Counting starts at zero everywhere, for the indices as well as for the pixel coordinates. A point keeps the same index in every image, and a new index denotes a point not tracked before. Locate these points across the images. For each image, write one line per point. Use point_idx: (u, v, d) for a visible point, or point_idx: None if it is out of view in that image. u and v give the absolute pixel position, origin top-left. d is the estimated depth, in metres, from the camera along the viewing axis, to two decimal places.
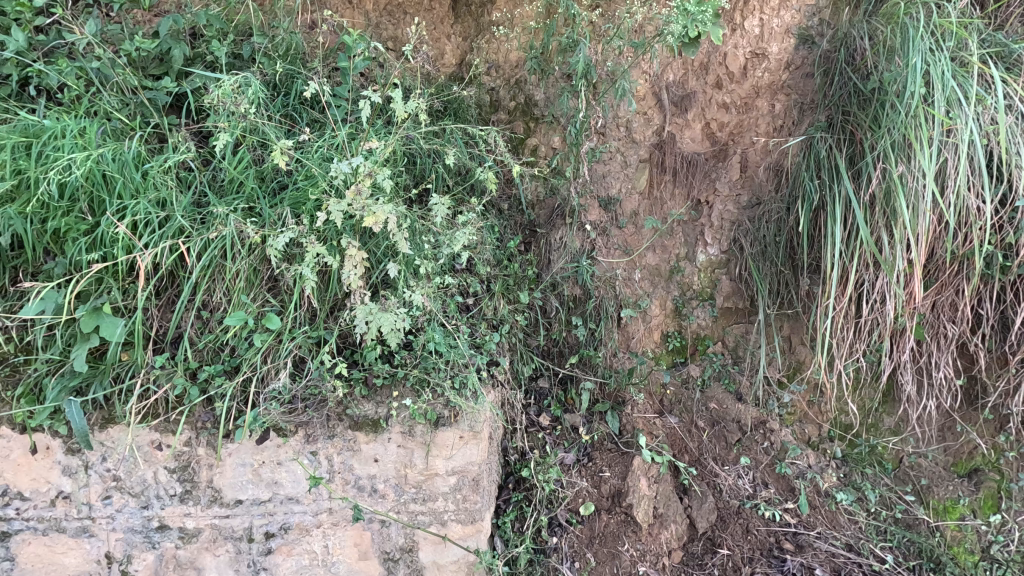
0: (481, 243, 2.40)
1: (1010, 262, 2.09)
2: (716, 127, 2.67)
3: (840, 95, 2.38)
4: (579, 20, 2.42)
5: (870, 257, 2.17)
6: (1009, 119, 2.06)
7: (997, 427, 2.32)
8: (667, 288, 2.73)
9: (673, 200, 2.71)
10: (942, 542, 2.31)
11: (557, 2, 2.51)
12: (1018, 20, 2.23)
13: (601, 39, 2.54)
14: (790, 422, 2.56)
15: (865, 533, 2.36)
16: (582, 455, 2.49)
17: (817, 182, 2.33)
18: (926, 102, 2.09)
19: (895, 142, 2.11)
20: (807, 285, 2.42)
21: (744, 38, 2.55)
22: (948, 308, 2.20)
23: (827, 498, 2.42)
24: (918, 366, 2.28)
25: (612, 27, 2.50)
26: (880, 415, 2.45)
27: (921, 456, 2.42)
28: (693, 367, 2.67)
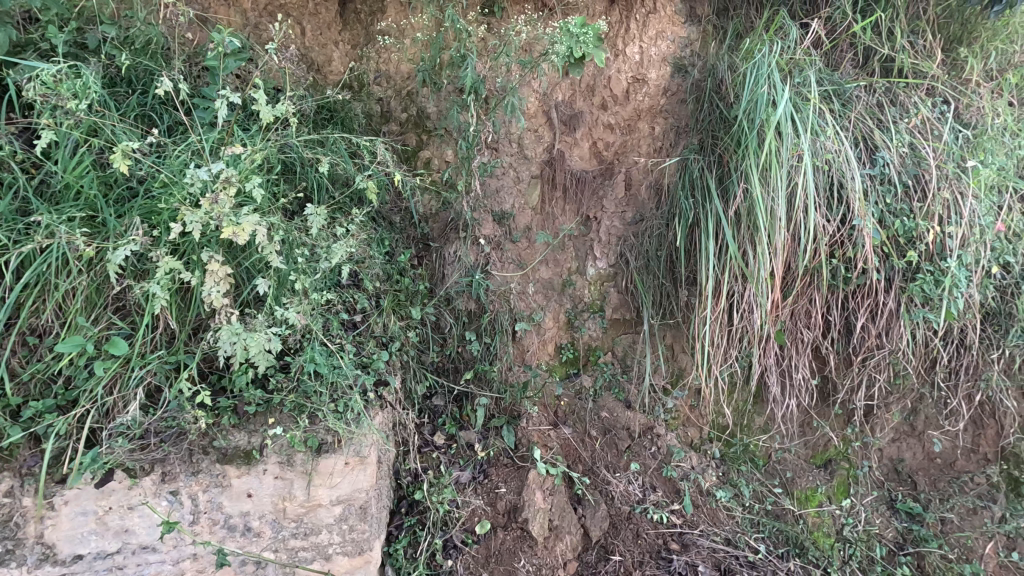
0: (370, 258, 2.31)
1: (851, 273, 2.35)
2: (602, 147, 2.82)
3: (708, 121, 2.59)
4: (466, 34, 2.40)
5: (738, 270, 2.37)
6: (844, 147, 2.32)
7: (845, 421, 2.59)
8: (559, 301, 2.80)
9: (563, 215, 2.81)
10: (804, 529, 2.52)
11: (443, 15, 2.50)
12: (848, 63, 2.56)
13: (489, 55, 2.58)
14: (674, 426, 2.69)
15: (741, 526, 2.51)
16: (477, 472, 2.47)
17: (692, 200, 2.51)
18: (780, 130, 2.30)
19: (755, 164, 2.32)
20: (686, 297, 2.58)
21: (626, 64, 2.71)
22: (803, 315, 2.44)
23: (708, 496, 2.57)
24: (781, 369, 2.50)
25: (499, 44, 2.54)
26: (751, 415, 2.65)
27: (786, 451, 2.64)
28: (587, 377, 2.74)
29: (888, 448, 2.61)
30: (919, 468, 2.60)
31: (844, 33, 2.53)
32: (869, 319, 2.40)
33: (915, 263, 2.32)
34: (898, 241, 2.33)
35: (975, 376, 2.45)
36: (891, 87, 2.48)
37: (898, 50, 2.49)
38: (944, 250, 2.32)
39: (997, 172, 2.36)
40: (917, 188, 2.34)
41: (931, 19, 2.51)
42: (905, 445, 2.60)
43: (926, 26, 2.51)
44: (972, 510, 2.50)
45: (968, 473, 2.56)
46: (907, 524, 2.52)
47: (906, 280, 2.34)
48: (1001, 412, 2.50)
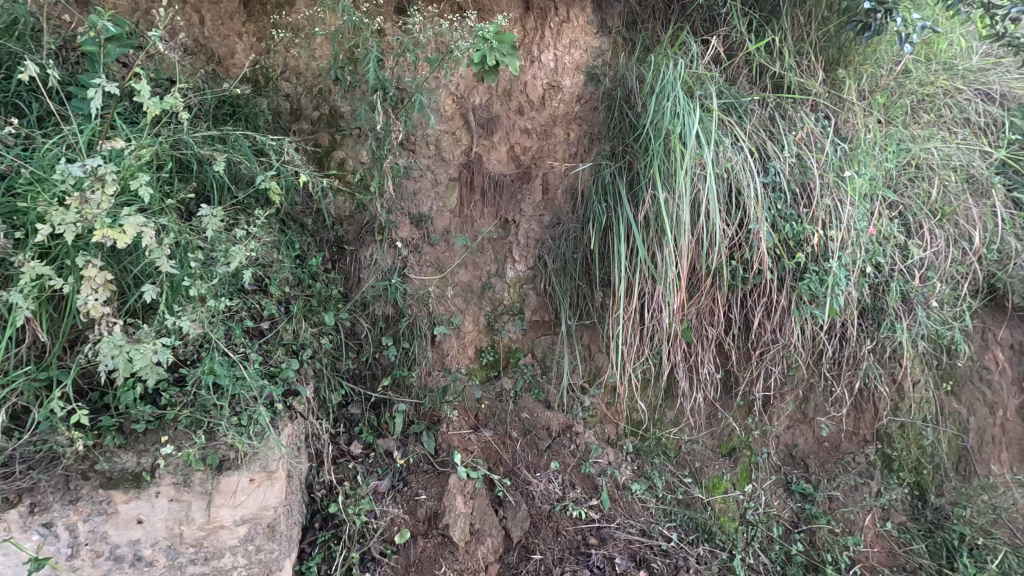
0: (279, 261, 2.22)
1: (748, 274, 2.52)
2: (520, 151, 2.86)
3: (618, 129, 2.70)
4: (364, 29, 2.34)
5: (647, 272, 2.49)
6: (740, 157, 2.50)
7: (747, 411, 2.76)
8: (479, 304, 2.82)
9: (482, 218, 2.82)
10: (712, 514, 2.65)
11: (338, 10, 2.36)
12: (744, 79, 2.74)
13: (393, 52, 2.53)
14: (592, 424, 2.76)
15: (655, 517, 2.62)
16: (396, 481, 2.43)
17: (604, 205, 2.61)
18: (683, 139, 2.44)
19: (660, 171, 2.45)
20: (601, 298, 2.66)
21: (541, 70, 2.78)
22: (707, 314, 2.60)
23: (624, 490, 2.66)
24: (689, 364, 2.64)
25: (398, 40, 2.53)
26: (664, 410, 2.76)
27: (695, 442, 2.76)
28: (506, 379, 2.77)
29: (784, 434, 2.78)
30: (810, 452, 2.79)
31: (739, 51, 2.73)
32: (764, 315, 2.59)
33: (803, 263, 2.52)
34: (788, 243, 2.52)
35: (856, 365, 2.66)
36: (780, 103, 2.70)
37: (786, 68, 2.70)
38: (826, 252, 2.52)
39: (868, 181, 2.60)
40: (803, 195, 2.55)
41: (813, 41, 2.74)
42: (798, 431, 2.79)
43: (809, 47, 2.73)
44: (855, 487, 2.71)
45: (850, 454, 2.76)
46: (801, 504, 2.70)
47: (796, 279, 2.54)
48: (876, 397, 2.73)
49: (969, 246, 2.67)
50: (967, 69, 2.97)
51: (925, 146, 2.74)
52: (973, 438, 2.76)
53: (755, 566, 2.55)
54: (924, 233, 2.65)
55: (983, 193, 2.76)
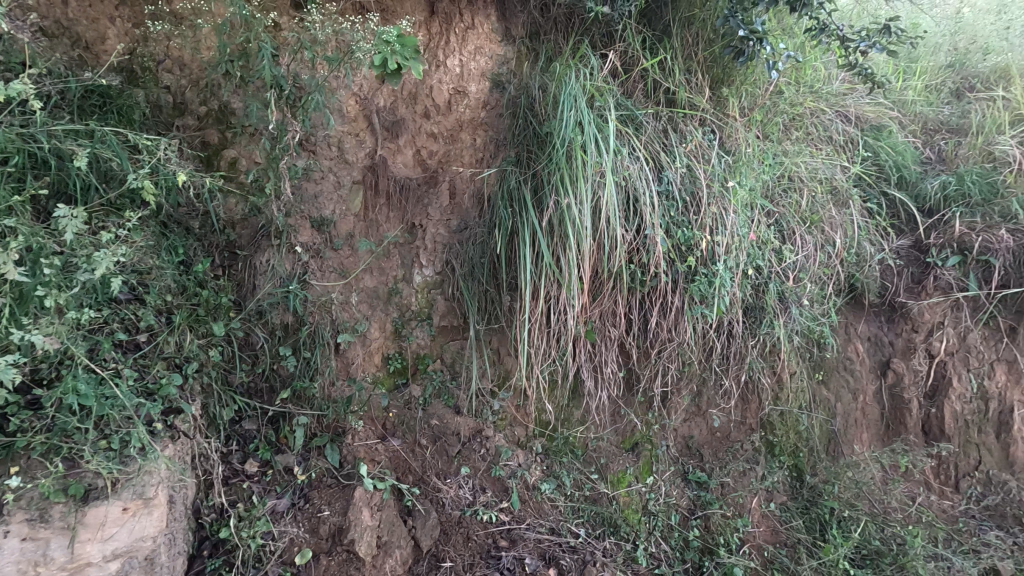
0: (158, 268, 2.06)
1: (646, 277, 2.66)
2: (426, 155, 2.83)
3: (523, 136, 2.76)
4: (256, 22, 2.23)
5: (553, 276, 2.57)
6: (636, 166, 2.64)
7: (647, 407, 2.90)
8: (385, 310, 2.76)
9: (388, 223, 2.77)
10: (617, 508, 2.75)
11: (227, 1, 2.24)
12: (639, 92, 2.90)
13: (287, 49, 2.44)
14: (502, 427, 2.80)
15: (563, 515, 2.69)
16: (297, 498, 2.32)
17: (510, 210, 2.66)
18: (584, 147, 2.54)
19: (562, 178, 2.54)
20: (509, 302, 2.71)
21: (447, 75, 2.77)
22: (609, 316, 2.72)
23: (534, 490, 2.71)
24: (593, 364, 2.75)
25: (294, 36, 2.45)
26: (571, 410, 2.84)
27: (601, 439, 2.85)
28: (414, 387, 2.73)
29: (681, 427, 2.92)
30: (704, 442, 2.94)
31: (634, 66, 2.89)
32: (660, 315, 2.75)
33: (693, 267, 2.70)
34: (680, 248, 2.70)
35: (742, 360, 2.87)
36: (672, 116, 2.87)
37: (677, 84, 2.89)
38: (714, 255, 2.71)
39: (748, 191, 2.83)
40: (693, 203, 2.74)
41: (701, 60, 2.95)
42: (693, 423, 2.94)
43: (696, 66, 2.94)
44: (742, 473, 2.86)
45: (738, 442, 2.93)
46: (696, 492, 2.83)
47: (687, 281, 2.71)
48: (759, 388, 2.92)
49: (833, 250, 2.96)
50: (828, 92, 3.34)
51: (796, 160, 3.04)
52: (840, 422, 2.97)
53: (657, 554, 2.66)
54: (797, 239, 2.92)
55: (843, 203, 3.08)
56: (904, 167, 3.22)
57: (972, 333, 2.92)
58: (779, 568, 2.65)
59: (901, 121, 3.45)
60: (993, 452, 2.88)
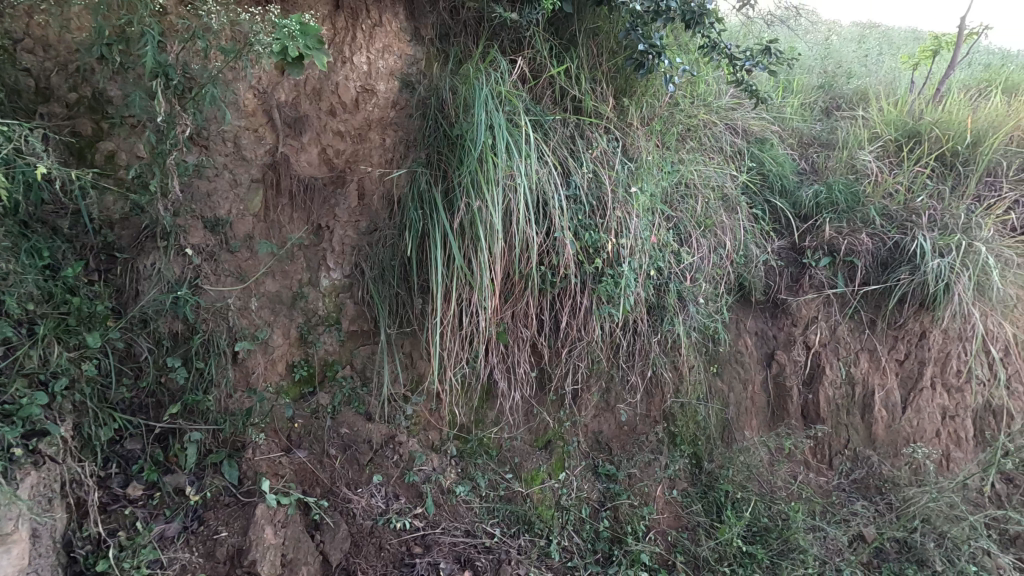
0: (17, 274, 1.87)
1: (556, 278, 2.74)
2: (332, 154, 2.72)
3: (434, 138, 2.75)
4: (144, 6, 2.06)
5: (464, 279, 2.59)
6: (545, 171, 2.71)
7: (559, 405, 2.96)
8: (289, 316, 2.64)
9: (292, 224, 2.65)
10: (532, 505, 2.77)
11: None
12: (548, 98, 2.98)
13: (177, 36, 2.25)
14: (415, 432, 2.76)
15: (479, 516, 2.69)
16: (190, 521, 2.16)
17: (421, 212, 2.64)
18: (494, 151, 2.58)
19: (473, 180, 2.57)
20: (420, 306, 2.69)
21: (354, 72, 2.69)
22: (521, 317, 2.77)
23: (448, 494, 2.70)
24: (506, 365, 2.80)
25: (186, 23, 2.26)
26: (484, 411, 2.86)
27: (514, 439, 2.88)
28: (322, 395, 2.65)
29: (591, 423, 3.02)
30: (613, 436, 3.04)
31: (543, 73, 2.96)
32: (570, 315, 2.83)
33: (600, 268, 2.80)
34: (588, 250, 2.80)
35: (646, 356, 3.02)
36: (579, 123, 2.98)
37: (583, 92, 3.00)
38: (619, 257, 2.83)
39: (649, 197, 2.99)
40: (599, 207, 2.85)
41: (605, 70, 3.09)
42: (602, 418, 3.04)
43: (601, 76, 3.07)
44: (647, 463, 3.00)
45: (644, 435, 3.05)
46: (606, 484, 2.93)
47: (595, 282, 2.81)
48: (662, 382, 3.08)
49: (724, 252, 3.20)
50: (719, 106, 3.61)
51: (692, 168, 3.25)
52: (732, 411, 3.20)
53: (569, 547, 2.71)
54: (693, 242, 3.13)
55: (732, 208, 3.34)
56: (784, 177, 3.54)
57: (841, 326, 3.27)
58: (680, 552, 2.79)
59: (781, 136, 3.81)
60: (859, 431, 3.23)
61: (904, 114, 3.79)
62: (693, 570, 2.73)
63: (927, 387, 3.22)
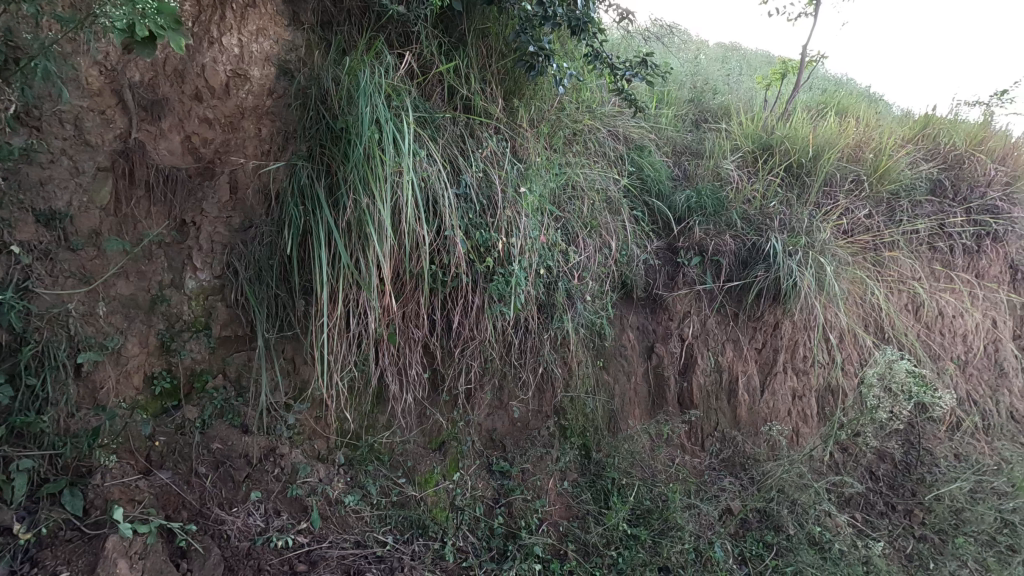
0: None
1: (447, 277, 2.73)
2: (199, 142, 2.50)
3: (315, 130, 2.59)
4: None
5: (351, 278, 2.49)
6: (434, 169, 2.68)
7: (453, 405, 2.94)
8: (148, 322, 2.39)
9: (149, 218, 2.39)
10: (426, 509, 2.72)
11: None
12: (437, 96, 2.95)
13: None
14: (298, 442, 2.61)
15: (369, 525, 2.59)
16: (20, 563, 1.89)
17: (301, 208, 2.48)
18: (381, 147, 2.50)
19: (360, 176, 2.46)
20: (303, 308, 2.53)
21: (223, 55, 2.48)
22: (412, 317, 2.73)
23: (337, 505, 2.57)
24: (398, 367, 2.73)
25: None
26: (375, 416, 2.76)
27: (406, 442, 2.80)
28: (189, 409, 2.42)
29: (485, 421, 3.02)
30: (506, 432, 3.07)
31: (432, 70, 2.92)
32: (462, 315, 2.83)
33: (491, 267, 2.82)
34: (479, 249, 2.81)
35: (537, 353, 3.09)
36: (469, 122, 2.97)
37: (473, 92, 2.99)
38: (510, 256, 2.86)
39: (537, 197, 3.05)
40: (489, 206, 2.87)
41: (494, 71, 3.11)
42: (496, 416, 3.06)
43: (490, 77, 3.09)
44: (540, 458, 3.05)
45: (536, 430, 3.11)
46: (500, 481, 2.94)
47: (487, 281, 2.82)
48: (553, 378, 3.16)
49: (609, 252, 3.37)
50: (602, 113, 3.80)
51: (578, 171, 3.38)
52: (617, 402, 3.37)
53: (464, 547, 2.69)
54: (580, 242, 3.26)
55: (615, 210, 3.52)
56: (661, 182, 3.80)
57: (710, 319, 3.58)
58: (572, 540, 2.87)
59: (658, 144, 4.09)
60: (726, 414, 3.53)
61: (759, 129, 4.25)
62: (583, 556, 2.82)
63: (780, 371, 3.61)
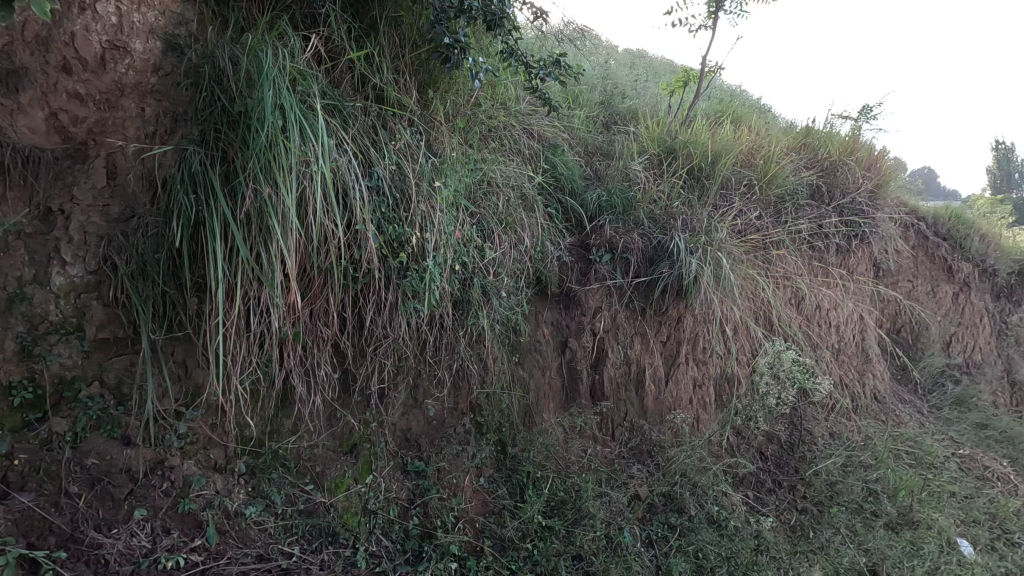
0: None
1: (358, 273, 2.63)
2: (68, 121, 2.23)
3: (209, 112, 2.39)
4: None
5: (252, 274, 2.33)
6: (345, 159, 2.57)
7: (365, 406, 2.83)
8: (4, 323, 2.10)
9: (4, 204, 2.12)
10: (336, 515, 2.60)
11: None
12: (348, 84, 2.81)
13: None
14: (191, 452, 2.40)
15: (274, 536, 2.44)
16: None
17: (193, 197, 2.27)
18: (285, 134, 2.35)
19: (262, 164, 2.31)
20: (195, 306, 2.33)
21: (98, 23, 2.20)
22: (321, 315, 2.61)
23: (237, 518, 2.40)
24: (305, 368, 2.60)
25: None
26: (279, 421, 2.60)
27: (315, 446, 2.66)
28: (57, 421, 2.16)
29: (399, 421, 2.94)
30: (421, 432, 3.00)
31: (341, 56, 2.79)
32: (375, 312, 2.74)
33: (405, 263, 2.76)
34: (392, 244, 2.73)
35: (452, 350, 3.05)
36: (381, 113, 2.87)
37: (385, 82, 2.89)
38: (424, 252, 2.81)
39: (452, 192, 3.01)
40: (403, 200, 2.79)
41: (407, 62, 3.02)
42: (411, 415, 2.99)
43: (403, 68, 3.00)
44: (456, 455, 3.00)
45: (452, 427, 3.07)
46: (415, 481, 2.87)
47: (400, 277, 2.76)
48: (468, 375, 3.14)
49: (524, 248, 3.40)
50: (517, 111, 3.82)
51: (493, 167, 3.37)
52: (533, 397, 3.40)
53: (377, 552, 2.60)
54: (495, 238, 3.26)
55: (530, 207, 3.56)
56: (574, 180, 3.89)
57: (619, 314, 3.72)
58: (488, 536, 2.87)
59: (570, 143, 4.19)
60: (635, 404, 3.69)
61: (664, 133, 4.48)
62: (499, 551, 2.83)
63: (682, 362, 3.83)
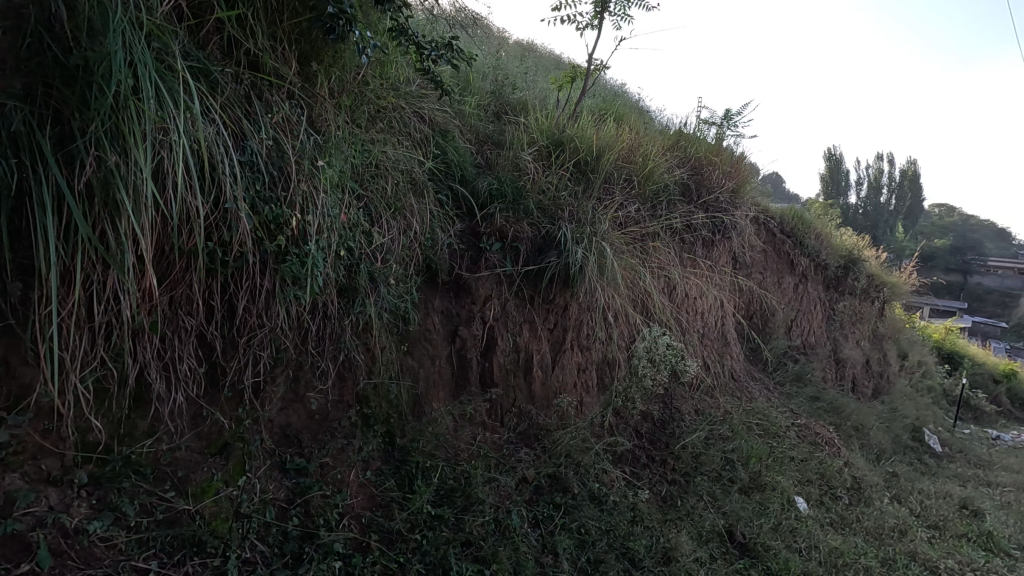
0: None
1: (228, 256, 2.41)
2: None
3: (37, 63, 1.96)
4: None
5: (95, 255, 2.06)
6: (211, 131, 2.36)
7: (237, 402, 2.59)
8: None
9: None
10: (202, 522, 2.33)
11: None
12: (216, 46, 2.53)
13: None
14: (16, 464, 2.05)
15: (125, 553, 2.15)
16: None
17: (14, 162, 1.92)
18: (138, 97, 2.10)
19: (106, 130, 2.03)
20: (19, 292, 2.00)
21: None
22: (184, 302, 2.36)
23: (78, 535, 2.09)
24: (163, 361, 2.35)
25: None
26: (132, 422, 2.30)
27: (176, 449, 2.39)
28: None
29: (276, 417, 2.73)
30: (302, 427, 2.81)
31: (206, 14, 2.50)
32: (249, 300, 2.53)
33: (283, 246, 2.56)
34: (268, 225, 2.53)
35: (336, 340, 2.90)
36: (256, 82, 2.62)
37: (260, 48, 2.61)
38: (305, 235, 2.63)
39: (338, 172, 2.83)
40: (281, 178, 2.59)
41: (285, 29, 2.72)
42: (290, 410, 2.78)
43: (281, 35, 2.71)
44: (340, 449, 2.86)
45: (337, 421, 2.91)
46: (295, 479, 2.68)
47: (278, 261, 2.56)
48: (354, 366, 3.00)
49: (412, 235, 3.32)
50: (406, 93, 3.69)
51: (382, 149, 3.25)
52: (421, 386, 3.34)
53: (251, 558, 2.39)
54: (382, 223, 3.15)
55: (420, 193, 3.48)
56: (464, 167, 3.89)
57: (509, 303, 3.77)
58: (374, 530, 2.76)
59: (461, 129, 4.16)
60: (523, 390, 3.76)
61: (553, 126, 4.60)
62: (387, 545, 2.74)
63: (567, 349, 3.98)
